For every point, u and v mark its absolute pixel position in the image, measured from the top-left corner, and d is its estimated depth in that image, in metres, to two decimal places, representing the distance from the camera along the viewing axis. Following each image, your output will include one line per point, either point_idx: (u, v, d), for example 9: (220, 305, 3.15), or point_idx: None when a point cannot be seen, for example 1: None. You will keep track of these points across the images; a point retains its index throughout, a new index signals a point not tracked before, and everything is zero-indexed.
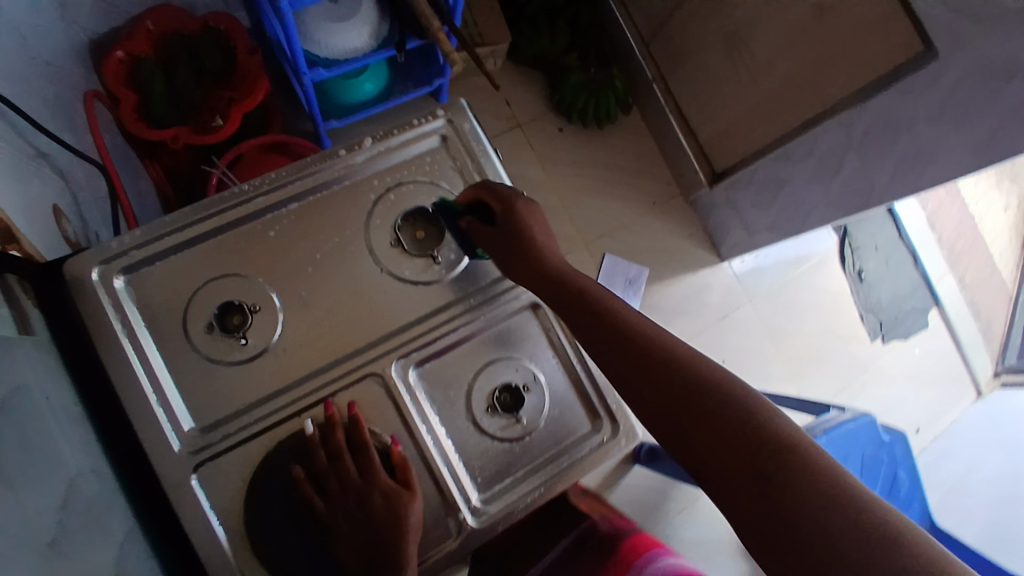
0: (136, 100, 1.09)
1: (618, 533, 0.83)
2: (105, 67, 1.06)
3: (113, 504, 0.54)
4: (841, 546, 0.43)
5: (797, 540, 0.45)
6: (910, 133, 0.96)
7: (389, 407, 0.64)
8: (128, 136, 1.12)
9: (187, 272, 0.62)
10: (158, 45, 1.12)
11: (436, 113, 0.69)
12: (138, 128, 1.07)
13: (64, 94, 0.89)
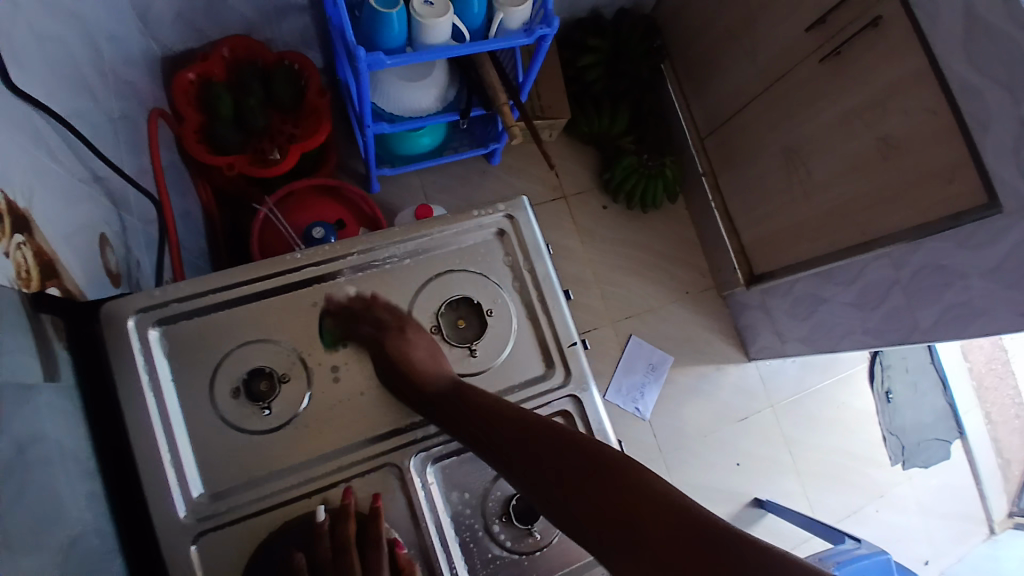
0: (200, 121, 1.10)
1: None
2: (174, 85, 1.08)
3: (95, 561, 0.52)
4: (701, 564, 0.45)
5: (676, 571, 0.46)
6: (963, 281, 0.93)
7: (404, 502, 0.62)
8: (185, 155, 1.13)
9: (223, 332, 0.62)
10: (231, 70, 1.15)
11: (497, 207, 0.69)
12: (199, 151, 1.09)
13: (131, 114, 0.92)
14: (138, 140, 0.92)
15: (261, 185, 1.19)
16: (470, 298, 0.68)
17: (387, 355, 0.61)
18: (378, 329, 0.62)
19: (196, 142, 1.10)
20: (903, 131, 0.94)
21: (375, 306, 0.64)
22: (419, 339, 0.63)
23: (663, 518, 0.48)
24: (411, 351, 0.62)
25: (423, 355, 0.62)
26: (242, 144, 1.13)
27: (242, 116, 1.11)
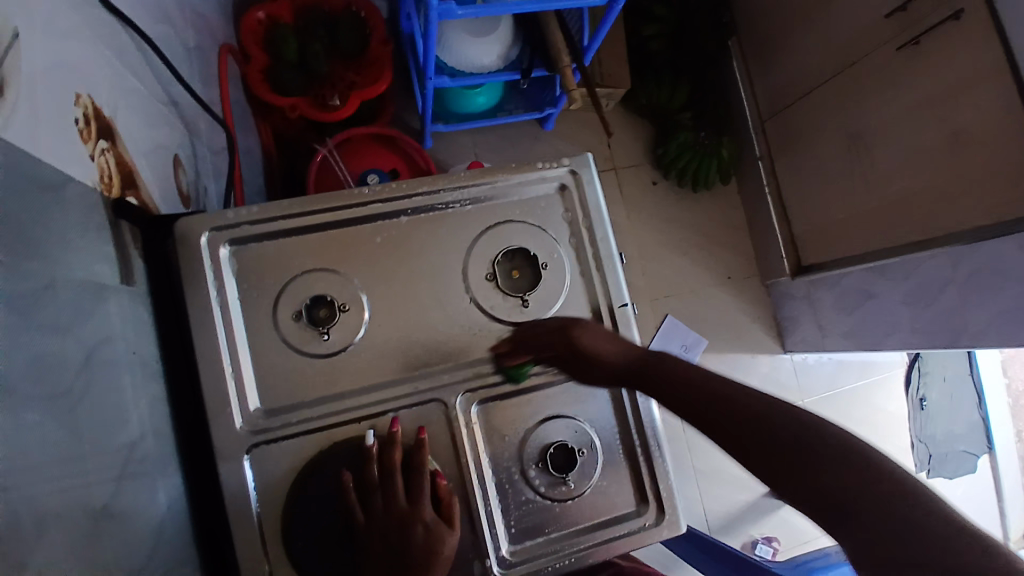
0: (265, 62, 1.13)
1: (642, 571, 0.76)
2: (243, 25, 1.12)
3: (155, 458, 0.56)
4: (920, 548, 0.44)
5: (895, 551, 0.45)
6: (1018, 288, 0.91)
7: (446, 438, 0.64)
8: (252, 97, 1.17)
9: (288, 258, 0.65)
10: (298, 12, 1.17)
11: (561, 161, 0.70)
12: (263, 92, 1.12)
13: (203, 46, 0.94)
14: (208, 72, 0.94)
15: (319, 129, 1.21)
16: (526, 249, 0.69)
17: (578, 354, 0.64)
18: (557, 334, 0.65)
19: (262, 82, 1.13)
20: (976, 125, 0.90)
21: (533, 325, 0.66)
22: (592, 329, 0.65)
23: (871, 488, 0.47)
24: (589, 342, 0.64)
25: (599, 342, 0.64)
26: (304, 87, 1.14)
27: (305, 60, 1.12)
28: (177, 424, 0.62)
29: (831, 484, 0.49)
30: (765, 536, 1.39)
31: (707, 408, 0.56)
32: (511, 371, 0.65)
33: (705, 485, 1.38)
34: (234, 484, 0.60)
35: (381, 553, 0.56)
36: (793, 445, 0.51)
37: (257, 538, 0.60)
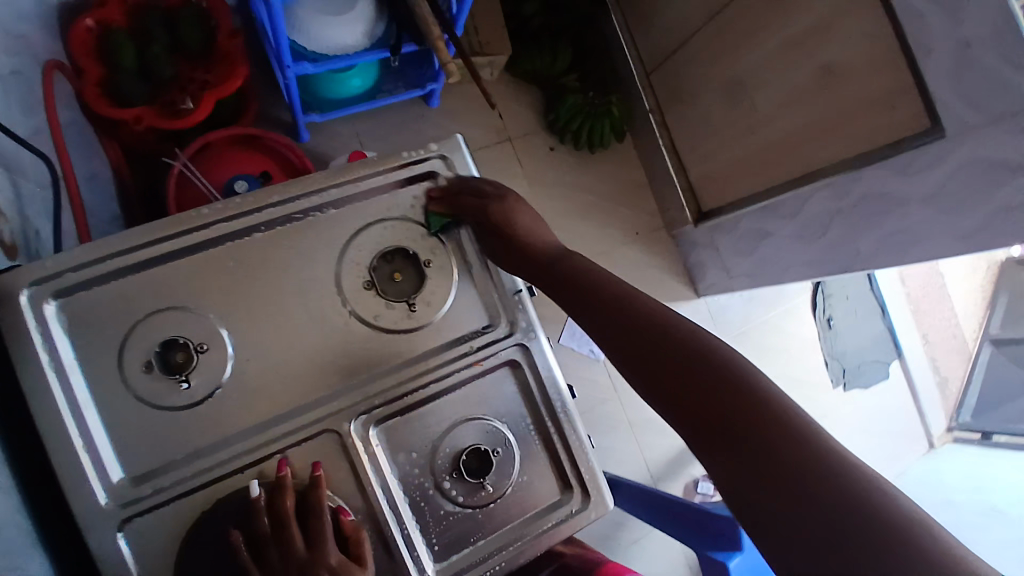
0: (103, 74, 0.98)
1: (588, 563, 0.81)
2: (70, 35, 0.96)
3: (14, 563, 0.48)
4: (824, 499, 0.40)
5: (794, 490, 0.41)
6: (902, 210, 0.94)
7: (346, 468, 0.59)
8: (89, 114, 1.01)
9: (130, 301, 0.56)
10: (133, 13, 1.01)
11: (429, 147, 0.64)
12: (99, 106, 0.97)
13: (21, 67, 0.80)
14: (28, 93, 0.80)
15: (175, 139, 1.08)
16: (405, 248, 0.63)
17: (495, 218, 0.62)
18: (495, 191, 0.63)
19: (99, 97, 0.98)
20: (847, 58, 0.92)
21: (466, 178, 0.64)
22: (522, 205, 0.65)
23: (800, 445, 0.43)
24: (514, 215, 0.64)
25: (527, 219, 0.64)
26: (146, 97, 1.01)
27: (146, 66, 0.99)
28: (43, 517, 0.53)
29: (751, 426, 0.45)
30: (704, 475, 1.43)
31: (633, 335, 0.55)
32: (431, 216, 0.63)
33: (642, 438, 1.40)
34: (112, 569, 0.52)
35: None
36: (731, 403, 0.47)
37: None
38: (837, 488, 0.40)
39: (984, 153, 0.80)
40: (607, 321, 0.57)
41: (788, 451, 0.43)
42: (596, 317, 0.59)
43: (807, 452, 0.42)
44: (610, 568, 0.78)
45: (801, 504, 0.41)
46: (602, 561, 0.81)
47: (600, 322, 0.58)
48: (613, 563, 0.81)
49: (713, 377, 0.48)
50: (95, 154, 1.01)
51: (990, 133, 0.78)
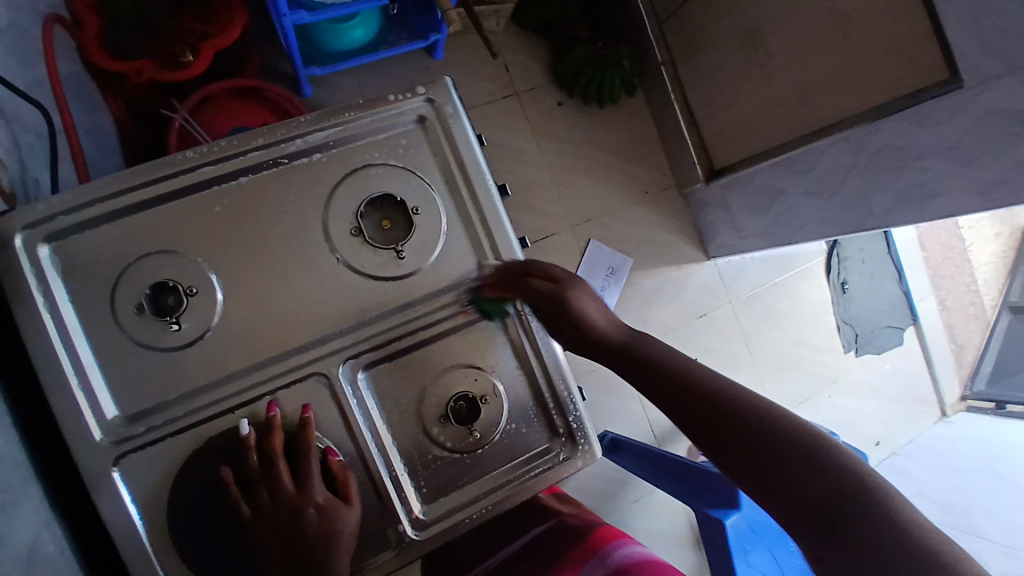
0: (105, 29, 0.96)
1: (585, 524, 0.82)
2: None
3: (23, 491, 0.51)
4: (889, 551, 0.44)
5: (861, 545, 0.45)
6: (919, 163, 0.90)
7: (334, 409, 0.59)
8: (92, 69, 0.99)
9: (120, 244, 0.57)
10: None
11: (416, 90, 0.63)
12: (101, 59, 0.95)
13: (23, 21, 0.80)
14: (27, 46, 0.80)
15: (176, 92, 1.07)
16: (392, 194, 0.62)
17: (565, 312, 0.62)
18: (552, 285, 0.62)
19: (101, 50, 0.96)
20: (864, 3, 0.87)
21: (532, 263, 0.64)
22: (589, 293, 0.64)
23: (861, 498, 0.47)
24: (584, 309, 0.63)
25: (593, 308, 0.64)
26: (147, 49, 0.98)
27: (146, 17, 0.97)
28: (38, 451, 0.55)
29: (814, 488, 0.49)
30: None
31: (675, 389, 0.58)
32: (487, 306, 0.63)
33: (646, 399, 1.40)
34: (107, 501, 0.54)
35: (276, 541, 0.54)
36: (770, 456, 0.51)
37: (146, 553, 0.55)
38: (881, 521, 0.45)
39: (1004, 103, 0.75)
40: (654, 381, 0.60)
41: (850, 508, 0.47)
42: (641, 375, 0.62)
43: (854, 485, 0.48)
44: (606, 531, 0.79)
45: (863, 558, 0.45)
46: (599, 523, 0.82)
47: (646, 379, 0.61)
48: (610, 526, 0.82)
49: (772, 441, 0.52)
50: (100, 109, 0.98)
51: (1010, 83, 0.73)
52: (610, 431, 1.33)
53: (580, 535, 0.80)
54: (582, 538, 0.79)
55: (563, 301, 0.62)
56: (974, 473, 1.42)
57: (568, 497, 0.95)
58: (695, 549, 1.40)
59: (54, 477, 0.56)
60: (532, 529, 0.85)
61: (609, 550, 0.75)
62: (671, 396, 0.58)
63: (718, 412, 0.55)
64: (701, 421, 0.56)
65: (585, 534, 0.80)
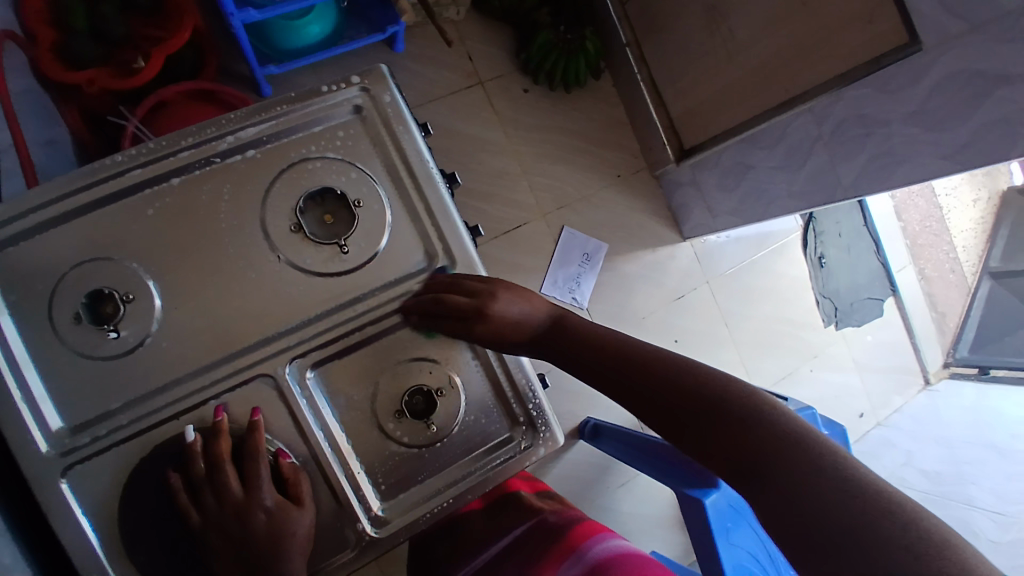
0: (56, 37, 0.91)
1: (566, 522, 0.80)
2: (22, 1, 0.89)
3: None
4: (832, 517, 0.42)
5: (802, 517, 0.44)
6: (883, 130, 0.90)
7: (283, 410, 0.59)
8: (43, 79, 0.95)
9: (54, 253, 0.55)
10: None
11: (350, 79, 0.61)
12: (54, 72, 0.90)
13: None
14: None
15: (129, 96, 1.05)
16: (332, 188, 0.61)
17: (489, 321, 0.60)
18: (471, 299, 0.60)
19: (54, 62, 0.91)
20: None
21: (458, 276, 0.62)
22: (510, 294, 0.63)
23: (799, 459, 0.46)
24: (505, 312, 0.61)
25: (519, 309, 0.63)
26: (101, 58, 0.93)
27: (99, 25, 0.91)
28: None
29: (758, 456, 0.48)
30: None
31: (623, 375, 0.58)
32: (421, 332, 0.62)
33: None
34: (56, 514, 0.53)
35: (227, 547, 0.54)
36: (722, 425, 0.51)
37: (99, 566, 0.54)
38: (810, 474, 0.45)
39: (966, 64, 0.75)
40: (605, 367, 0.60)
41: (792, 472, 0.46)
42: (588, 364, 0.61)
43: (790, 446, 0.47)
44: (586, 527, 0.77)
45: (805, 530, 0.43)
46: (580, 519, 0.80)
47: (594, 366, 0.61)
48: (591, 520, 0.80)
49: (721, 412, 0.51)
50: (57, 121, 0.96)
51: (971, 42, 0.73)
52: (592, 418, 1.33)
53: (559, 533, 0.77)
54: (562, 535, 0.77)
55: (486, 310, 0.60)
56: (963, 440, 1.42)
57: (551, 492, 0.94)
58: (681, 531, 1.41)
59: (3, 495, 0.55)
60: (513, 529, 0.83)
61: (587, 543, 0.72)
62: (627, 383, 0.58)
63: (668, 393, 0.55)
64: (655, 403, 0.56)
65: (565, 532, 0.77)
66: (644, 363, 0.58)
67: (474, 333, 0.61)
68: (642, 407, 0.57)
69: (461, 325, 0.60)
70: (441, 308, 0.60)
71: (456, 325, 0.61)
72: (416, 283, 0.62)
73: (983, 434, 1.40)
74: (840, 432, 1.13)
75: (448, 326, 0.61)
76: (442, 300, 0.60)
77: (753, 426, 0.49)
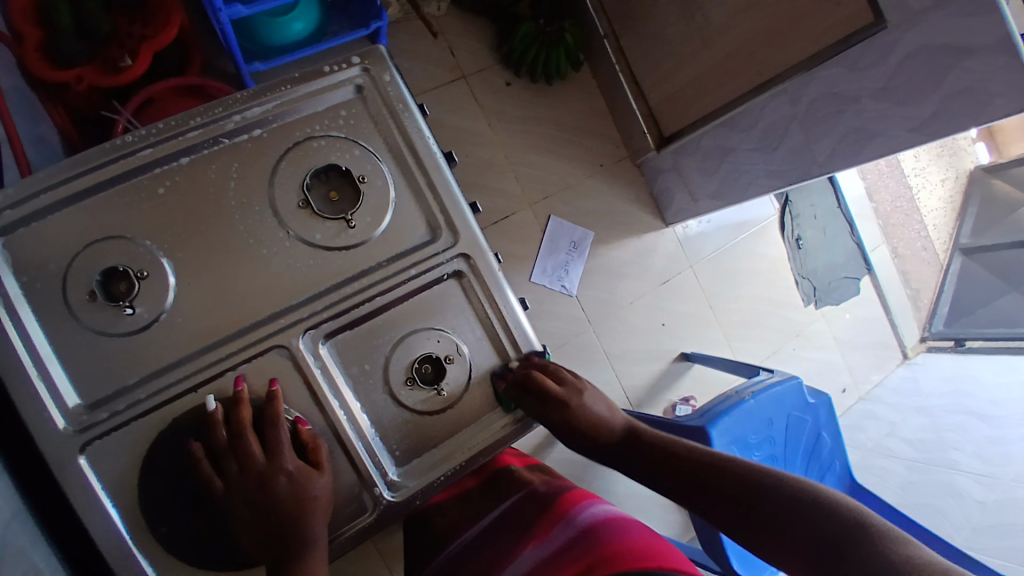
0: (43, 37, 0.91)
1: (555, 491, 0.79)
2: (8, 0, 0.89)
3: None
4: None
5: None
6: (855, 106, 0.95)
7: (299, 381, 0.60)
8: (29, 77, 0.94)
9: (65, 235, 0.56)
10: None
11: (351, 60, 0.63)
12: (40, 70, 0.90)
13: None
14: None
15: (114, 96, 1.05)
16: (337, 165, 0.63)
17: (575, 411, 0.66)
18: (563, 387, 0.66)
19: (40, 60, 0.91)
20: None
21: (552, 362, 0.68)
22: (594, 395, 0.70)
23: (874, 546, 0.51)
24: (591, 409, 0.68)
25: (601, 409, 0.69)
26: (86, 56, 0.93)
27: (85, 24, 0.91)
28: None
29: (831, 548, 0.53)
30: (682, 398, 1.51)
31: (689, 474, 0.64)
32: (501, 396, 0.66)
33: (617, 365, 1.46)
34: (76, 489, 0.54)
35: (250, 513, 0.55)
36: (809, 524, 0.55)
37: (120, 538, 0.55)
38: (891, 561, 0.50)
39: (930, 39, 0.80)
40: (670, 470, 0.65)
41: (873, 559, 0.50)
42: (649, 462, 0.67)
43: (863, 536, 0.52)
44: (574, 496, 0.76)
45: None
46: (568, 488, 0.79)
47: (654, 465, 0.66)
48: (580, 490, 0.79)
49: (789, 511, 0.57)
50: (43, 118, 0.96)
51: (936, 17, 0.77)
52: None
53: (548, 504, 0.76)
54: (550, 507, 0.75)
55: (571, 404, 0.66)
56: (944, 406, 1.47)
57: (540, 464, 0.93)
58: (677, 509, 1.45)
59: (16, 473, 0.56)
60: (501, 503, 0.84)
61: (572, 515, 0.71)
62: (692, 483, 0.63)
63: (735, 495, 0.60)
64: (722, 505, 0.61)
65: (553, 503, 0.76)
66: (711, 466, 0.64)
67: (550, 415, 0.65)
68: (712, 510, 0.61)
69: (538, 401, 0.64)
70: (527, 395, 0.64)
71: (536, 402, 0.64)
72: (435, 249, 0.65)
73: (957, 399, 1.47)
74: (825, 403, 1.16)
75: (530, 404, 0.64)
76: (511, 378, 0.65)
77: (821, 522, 0.55)
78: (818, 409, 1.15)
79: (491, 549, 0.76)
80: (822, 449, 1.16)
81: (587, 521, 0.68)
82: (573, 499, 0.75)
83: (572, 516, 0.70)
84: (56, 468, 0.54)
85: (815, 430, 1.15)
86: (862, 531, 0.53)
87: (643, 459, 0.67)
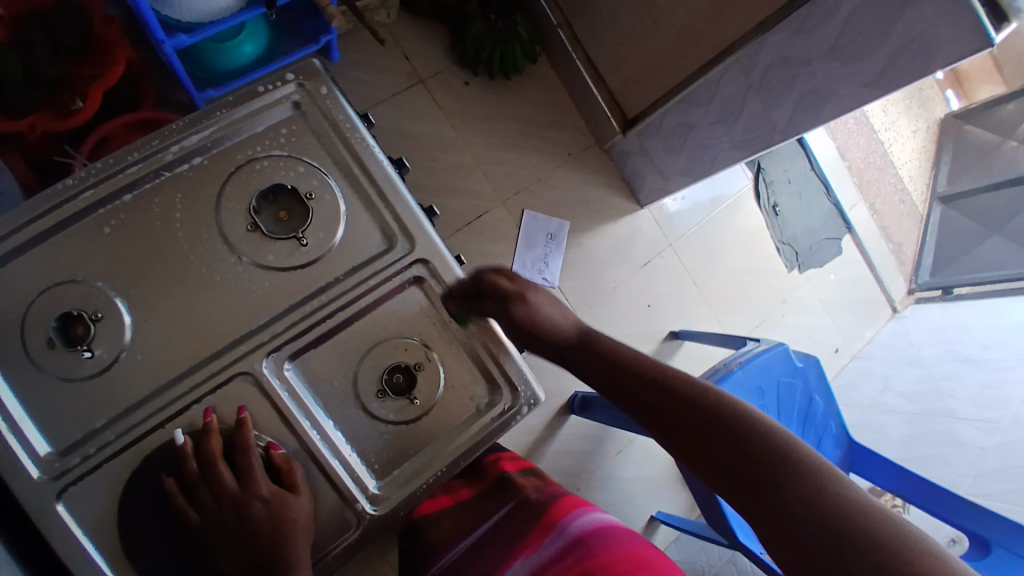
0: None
1: (547, 500, 0.79)
2: None
3: None
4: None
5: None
6: (808, 68, 0.94)
7: (268, 405, 0.60)
8: None
9: (17, 285, 0.56)
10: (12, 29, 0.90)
11: (286, 77, 0.63)
12: None
13: None
14: None
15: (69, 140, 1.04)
16: (283, 185, 0.62)
17: (523, 309, 0.65)
18: (512, 284, 0.66)
19: None
20: None
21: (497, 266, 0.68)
22: (545, 296, 0.68)
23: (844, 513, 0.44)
24: (538, 310, 0.66)
25: (549, 308, 0.67)
26: (36, 105, 0.92)
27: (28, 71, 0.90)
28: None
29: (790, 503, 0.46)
30: None
31: (653, 399, 0.58)
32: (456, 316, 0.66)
33: None
34: (57, 535, 0.54)
35: (229, 540, 0.56)
36: (773, 479, 0.48)
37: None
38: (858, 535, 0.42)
39: None
40: (632, 390, 0.60)
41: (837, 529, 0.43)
42: (615, 379, 0.62)
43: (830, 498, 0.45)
44: (567, 504, 0.76)
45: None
46: (562, 495, 0.79)
47: (620, 389, 0.61)
48: (572, 496, 0.79)
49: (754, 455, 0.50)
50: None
51: None
52: (580, 392, 1.35)
53: (540, 513, 0.76)
54: (542, 515, 0.76)
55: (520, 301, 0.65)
56: (936, 355, 1.47)
57: (536, 468, 0.92)
58: (682, 487, 1.45)
59: None
60: (494, 513, 0.83)
61: (564, 524, 0.72)
62: (656, 410, 0.58)
63: (701, 429, 0.54)
64: (684, 433, 0.55)
65: (545, 512, 0.76)
66: (678, 394, 0.57)
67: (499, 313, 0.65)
68: (672, 436, 0.56)
69: (495, 305, 0.65)
70: (478, 297, 0.65)
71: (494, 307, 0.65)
72: (393, 258, 0.64)
73: (947, 345, 1.47)
74: (814, 365, 1.16)
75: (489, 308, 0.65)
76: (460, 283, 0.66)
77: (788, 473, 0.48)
78: (806, 373, 1.15)
79: (484, 556, 0.76)
80: (815, 413, 1.16)
81: (579, 532, 0.69)
82: (565, 507, 0.75)
83: (563, 525, 0.71)
84: (36, 517, 0.54)
85: (806, 395, 1.15)
86: (833, 492, 0.45)
87: (607, 371, 0.63)
